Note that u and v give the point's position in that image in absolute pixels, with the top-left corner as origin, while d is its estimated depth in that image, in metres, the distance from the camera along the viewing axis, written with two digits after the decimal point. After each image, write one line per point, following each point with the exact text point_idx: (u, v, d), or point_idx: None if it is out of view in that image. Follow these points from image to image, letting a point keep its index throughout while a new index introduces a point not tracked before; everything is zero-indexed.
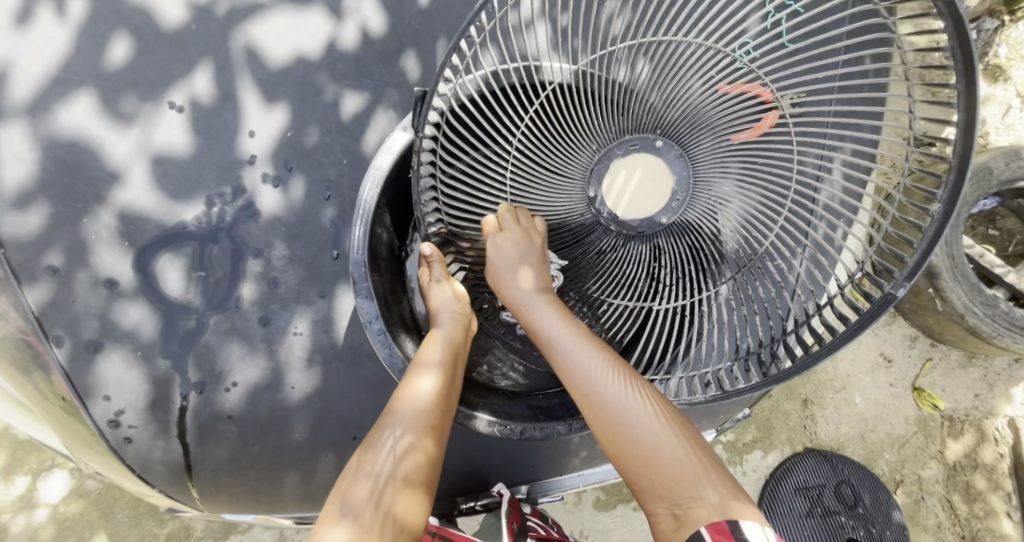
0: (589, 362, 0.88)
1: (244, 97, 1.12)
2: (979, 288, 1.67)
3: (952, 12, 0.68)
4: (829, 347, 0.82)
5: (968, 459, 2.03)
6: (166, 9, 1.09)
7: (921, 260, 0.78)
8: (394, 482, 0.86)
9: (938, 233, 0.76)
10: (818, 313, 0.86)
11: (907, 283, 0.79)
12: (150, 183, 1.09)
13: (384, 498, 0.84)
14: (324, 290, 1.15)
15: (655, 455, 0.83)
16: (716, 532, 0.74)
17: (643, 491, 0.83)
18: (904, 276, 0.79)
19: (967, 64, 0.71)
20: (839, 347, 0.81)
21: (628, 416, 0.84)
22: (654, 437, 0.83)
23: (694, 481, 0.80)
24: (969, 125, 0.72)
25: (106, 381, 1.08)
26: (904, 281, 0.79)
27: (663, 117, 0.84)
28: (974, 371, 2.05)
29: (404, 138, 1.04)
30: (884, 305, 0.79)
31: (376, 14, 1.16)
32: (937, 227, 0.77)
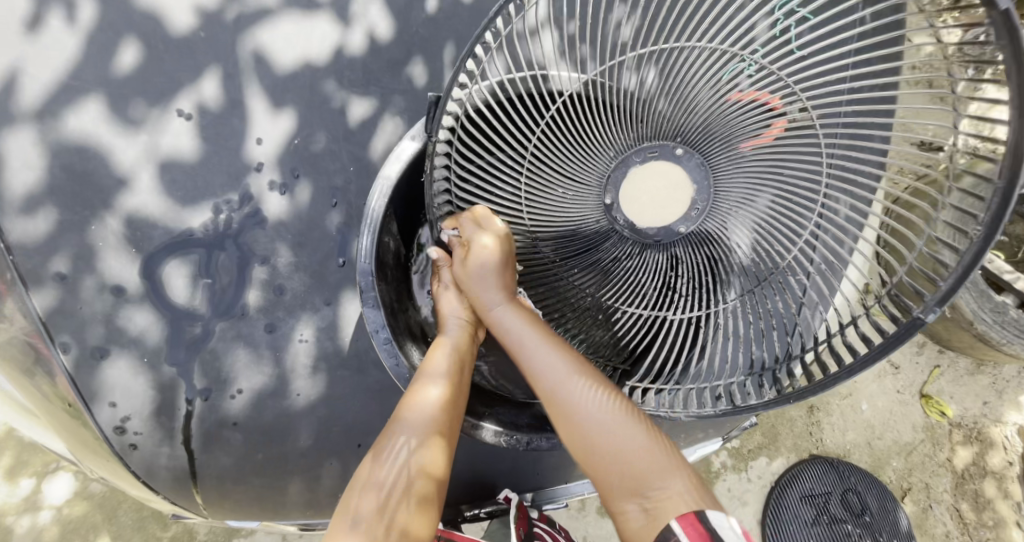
0: (553, 365, 0.88)
1: (252, 104, 1.10)
2: (988, 295, 1.62)
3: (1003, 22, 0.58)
4: (847, 370, 0.77)
5: (977, 467, 1.99)
6: (174, 15, 1.08)
7: (956, 286, 0.70)
8: (403, 497, 0.82)
9: (973, 261, 0.68)
10: (840, 332, 0.83)
11: (937, 309, 0.72)
12: (157, 190, 1.07)
13: (390, 510, 0.80)
14: (330, 298, 1.13)
15: (621, 454, 0.85)
16: (686, 523, 0.75)
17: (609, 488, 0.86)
18: (934, 300, 0.72)
19: (1020, 74, 0.60)
20: (857, 372, 0.76)
21: (590, 418, 0.86)
22: (617, 437, 0.85)
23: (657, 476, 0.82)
24: (1017, 146, 0.62)
25: (111, 387, 1.06)
26: (934, 305, 0.72)
27: (682, 125, 0.80)
28: (983, 378, 2.02)
29: (413, 146, 0.99)
30: (910, 330, 0.73)
31: (384, 20, 1.14)
32: (974, 253, 0.68)
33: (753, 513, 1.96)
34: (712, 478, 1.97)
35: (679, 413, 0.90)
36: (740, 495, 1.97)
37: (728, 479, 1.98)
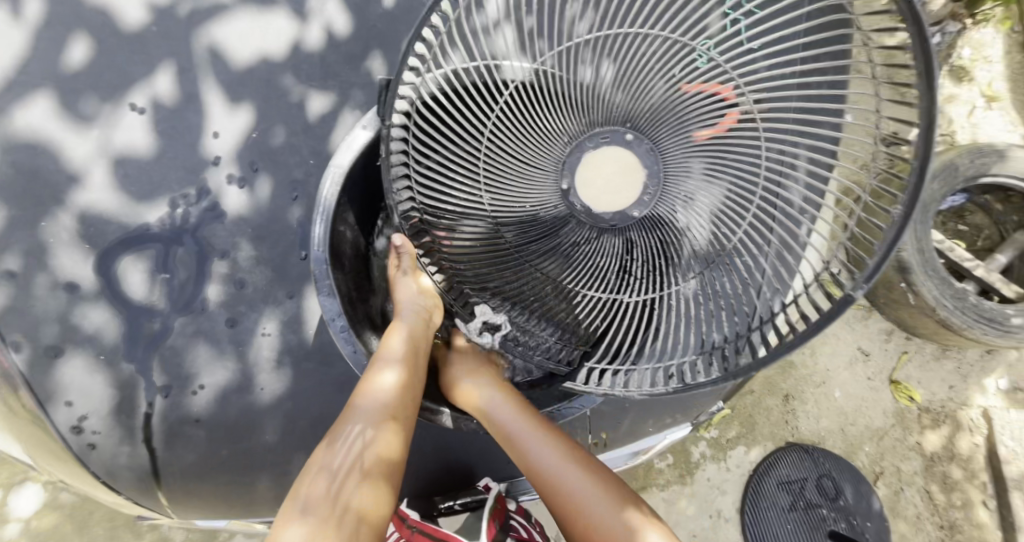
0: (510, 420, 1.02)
1: (208, 98, 1.10)
2: (948, 281, 1.68)
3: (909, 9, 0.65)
4: (788, 344, 0.80)
5: (945, 450, 2.05)
6: (126, 10, 1.07)
7: (881, 262, 0.75)
8: (353, 478, 0.82)
9: (898, 233, 0.73)
10: (784, 310, 0.86)
11: (866, 284, 0.76)
12: (112, 185, 1.06)
13: (342, 495, 0.80)
14: (293, 291, 1.13)
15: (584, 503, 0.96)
16: None
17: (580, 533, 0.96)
18: (863, 277, 0.76)
19: (926, 63, 0.68)
20: (796, 347, 0.80)
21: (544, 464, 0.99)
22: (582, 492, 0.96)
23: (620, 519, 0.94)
24: (929, 124, 0.69)
25: (68, 386, 1.05)
26: (863, 282, 0.76)
27: (632, 110, 0.83)
28: (948, 363, 2.07)
29: (365, 135, 1.00)
30: (842, 305, 0.77)
31: (341, 15, 1.15)
32: (897, 227, 0.73)
33: (732, 502, 2.00)
34: (691, 469, 2.00)
35: (632, 391, 0.91)
36: (719, 484, 2.01)
37: (707, 469, 2.01)
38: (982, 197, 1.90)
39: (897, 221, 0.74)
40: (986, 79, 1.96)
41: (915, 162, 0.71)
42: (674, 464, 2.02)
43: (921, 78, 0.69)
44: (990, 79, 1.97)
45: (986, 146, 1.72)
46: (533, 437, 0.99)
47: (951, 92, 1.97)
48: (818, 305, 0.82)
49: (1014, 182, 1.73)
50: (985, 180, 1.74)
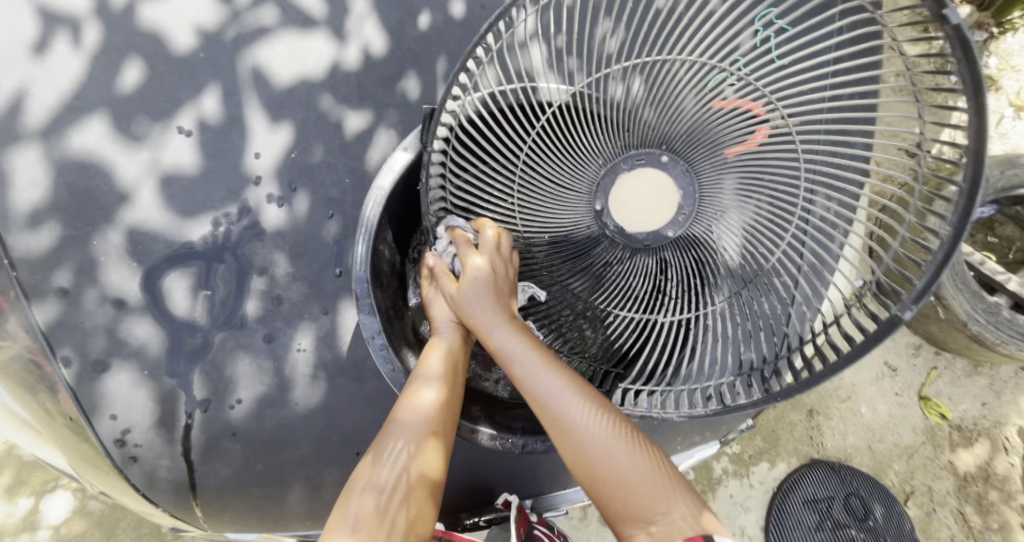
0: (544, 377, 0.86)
1: (251, 119, 1.13)
2: (980, 295, 1.62)
3: (959, 36, 0.61)
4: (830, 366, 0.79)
5: (980, 469, 1.96)
6: (175, 36, 1.11)
7: (929, 284, 0.73)
8: (398, 500, 0.83)
9: (946, 256, 0.70)
10: (824, 332, 0.84)
11: (913, 307, 0.74)
12: (158, 204, 1.10)
13: (390, 511, 0.82)
14: (327, 306, 1.15)
15: (626, 480, 0.82)
16: None
17: (617, 518, 0.83)
18: (911, 299, 0.75)
19: (977, 86, 0.63)
20: (839, 369, 0.78)
21: (585, 433, 0.84)
22: (631, 469, 0.83)
23: (666, 501, 0.81)
24: (979, 147, 0.66)
25: (113, 400, 1.07)
26: (910, 305, 0.74)
27: (667, 133, 0.83)
28: (980, 379, 1.99)
29: (406, 157, 1.02)
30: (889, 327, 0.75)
31: (378, 37, 1.17)
32: (944, 251, 0.71)
33: (757, 520, 1.96)
34: (714, 484, 1.97)
35: (670, 413, 0.89)
36: (742, 501, 1.97)
37: (730, 486, 1.98)
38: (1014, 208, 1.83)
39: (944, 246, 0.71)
40: (1017, 88, 1.90)
41: (964, 186, 0.68)
42: (696, 480, 1.99)
43: (969, 101, 0.65)
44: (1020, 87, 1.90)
45: (1019, 157, 1.68)
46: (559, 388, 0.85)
47: None
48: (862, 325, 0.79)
49: None
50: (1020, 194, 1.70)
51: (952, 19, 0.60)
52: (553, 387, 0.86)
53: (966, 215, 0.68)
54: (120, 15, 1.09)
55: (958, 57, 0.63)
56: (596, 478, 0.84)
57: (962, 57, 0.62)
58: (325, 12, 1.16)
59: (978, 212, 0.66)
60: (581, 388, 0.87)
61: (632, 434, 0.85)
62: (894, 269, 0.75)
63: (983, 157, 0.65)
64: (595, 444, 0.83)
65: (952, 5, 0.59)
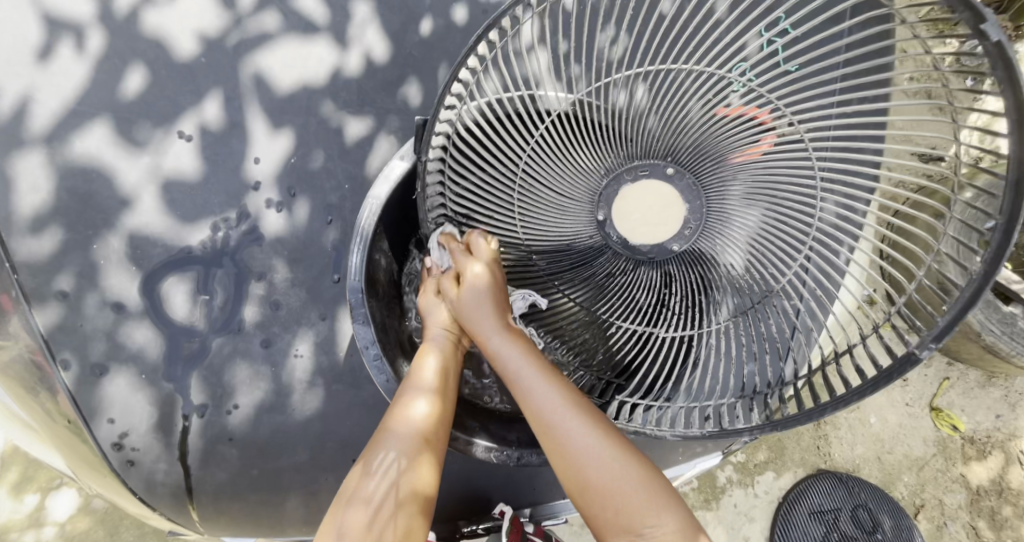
0: (543, 390, 0.85)
1: (252, 124, 1.13)
2: (994, 305, 1.57)
3: (1001, 55, 0.57)
4: (842, 398, 0.76)
5: (993, 483, 1.91)
6: (178, 41, 1.12)
7: (953, 322, 0.69)
8: (395, 514, 0.81)
9: (976, 293, 0.66)
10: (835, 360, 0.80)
11: (934, 346, 0.70)
12: (158, 209, 1.10)
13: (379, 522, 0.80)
14: (325, 312, 1.15)
15: (616, 492, 0.80)
16: None
17: (604, 530, 0.81)
18: (931, 337, 0.71)
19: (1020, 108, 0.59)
20: (850, 402, 0.75)
21: (579, 447, 0.82)
22: (622, 481, 0.80)
23: (656, 514, 0.78)
24: (1021, 178, 0.61)
25: (111, 403, 1.08)
26: (930, 342, 0.71)
27: (673, 144, 0.82)
28: (994, 391, 1.93)
29: (402, 166, 1.02)
30: (906, 364, 0.72)
31: (380, 43, 1.17)
32: (974, 288, 0.67)
33: (761, 531, 1.92)
34: (717, 493, 1.95)
35: (665, 431, 0.87)
36: (747, 511, 1.94)
37: (734, 495, 1.95)
38: None
39: (974, 281, 0.67)
40: None
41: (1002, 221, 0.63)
42: (699, 488, 1.97)
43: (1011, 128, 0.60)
44: None
45: None
46: (552, 397, 0.84)
47: None
48: (876, 358, 0.75)
49: None
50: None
51: (992, 36, 0.56)
52: (546, 396, 0.84)
53: (999, 253, 0.63)
54: (124, 21, 1.10)
55: (1001, 78, 0.59)
56: (586, 490, 0.82)
57: (1004, 76, 0.57)
58: (327, 18, 1.15)
59: (1011, 252, 0.61)
60: (575, 397, 0.85)
61: (624, 443, 0.83)
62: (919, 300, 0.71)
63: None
64: (587, 456, 0.81)
65: (991, 19, 0.56)
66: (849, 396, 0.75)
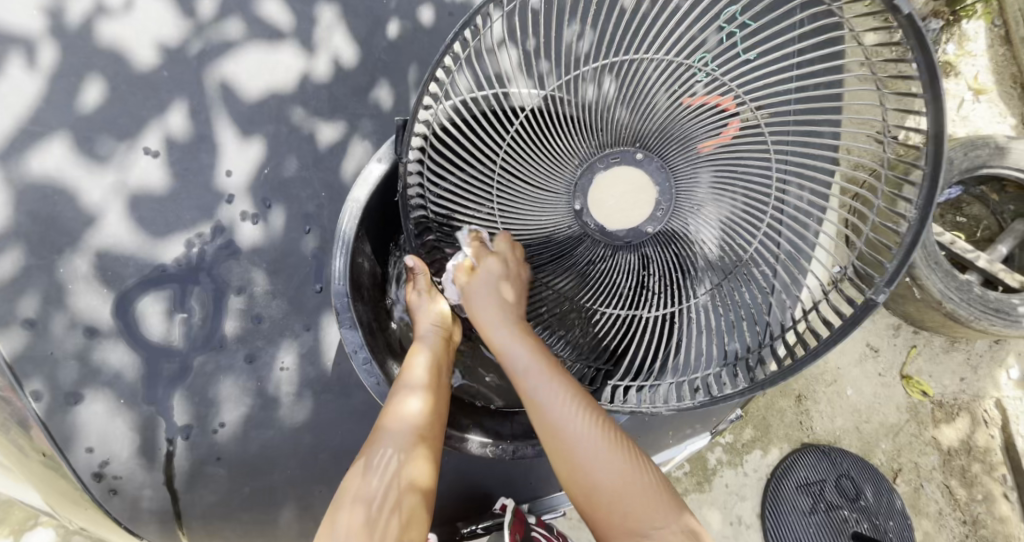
0: (544, 389, 0.84)
1: (220, 135, 1.11)
2: (953, 274, 1.64)
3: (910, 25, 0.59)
4: (813, 351, 0.78)
5: (963, 444, 2.01)
6: (137, 52, 1.08)
7: (899, 268, 0.71)
8: (393, 509, 0.80)
9: (915, 239, 0.70)
10: (805, 318, 0.84)
11: (887, 290, 0.72)
12: (128, 226, 1.07)
13: (380, 521, 0.79)
14: (309, 322, 1.13)
15: (625, 496, 0.79)
16: None
17: (607, 530, 0.80)
18: (884, 281, 0.72)
19: (931, 73, 0.62)
20: (821, 355, 0.77)
21: (580, 446, 0.82)
22: (626, 484, 0.80)
23: (662, 513, 0.78)
24: (938, 134, 0.64)
25: (89, 432, 1.04)
26: (884, 287, 0.72)
27: (640, 131, 0.83)
28: (958, 355, 2.03)
29: (380, 168, 1.01)
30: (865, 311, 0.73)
31: (347, 47, 1.16)
32: (914, 233, 0.70)
33: (753, 508, 1.96)
34: (709, 475, 1.96)
35: (658, 407, 0.89)
36: (738, 490, 1.97)
37: (725, 475, 1.97)
38: (978, 188, 1.87)
39: (914, 229, 0.70)
40: (976, 70, 1.93)
41: (927, 171, 0.67)
42: (690, 472, 1.98)
43: (925, 91, 0.64)
44: (976, 72, 1.92)
45: (981, 139, 1.68)
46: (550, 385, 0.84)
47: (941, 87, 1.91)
48: (839, 310, 0.79)
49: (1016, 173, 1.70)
50: (995, 170, 1.70)
51: (904, 11, 0.58)
52: (558, 399, 0.84)
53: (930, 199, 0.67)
54: (76, 34, 1.06)
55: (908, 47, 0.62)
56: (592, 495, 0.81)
57: (915, 46, 0.60)
58: (291, 23, 1.14)
59: (941, 198, 0.65)
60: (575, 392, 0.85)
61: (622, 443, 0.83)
62: (870, 250, 0.73)
63: (941, 144, 0.64)
64: (591, 461, 0.81)
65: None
66: (816, 350, 0.77)
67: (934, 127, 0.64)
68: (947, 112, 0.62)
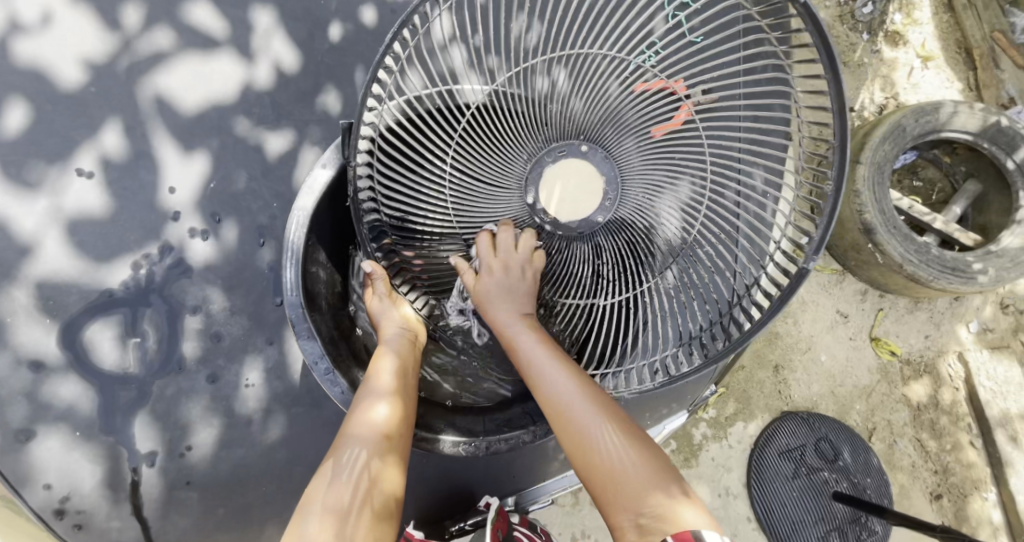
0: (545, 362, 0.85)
1: (161, 151, 1.07)
2: (910, 237, 1.69)
3: (807, 13, 0.67)
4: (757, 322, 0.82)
5: (930, 398, 2.09)
6: (60, 70, 1.04)
7: (825, 232, 0.76)
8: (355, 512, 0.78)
9: (833, 208, 0.75)
10: (750, 293, 0.85)
11: (816, 256, 0.76)
12: (67, 253, 1.03)
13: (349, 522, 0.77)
14: (272, 336, 1.11)
15: (633, 476, 0.77)
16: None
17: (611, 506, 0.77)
18: (812, 249, 0.77)
19: (831, 57, 0.69)
20: (765, 323, 0.81)
21: (580, 419, 0.81)
22: (620, 458, 0.79)
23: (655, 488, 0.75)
24: (840, 107, 0.71)
25: (46, 469, 1.00)
26: (813, 254, 0.76)
27: (587, 122, 0.82)
28: (921, 313, 2.11)
29: (326, 174, 1.00)
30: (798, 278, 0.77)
31: (288, 51, 1.13)
32: (832, 202, 0.76)
33: (738, 479, 1.99)
34: (695, 451, 1.98)
35: (621, 391, 0.95)
36: (724, 462, 2.00)
37: (710, 449, 2.00)
38: (932, 151, 1.93)
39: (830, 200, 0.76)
40: (923, 37, 1.97)
41: (837, 141, 0.73)
42: (677, 449, 2.00)
43: (827, 71, 0.71)
44: (923, 40, 1.97)
45: (930, 104, 1.72)
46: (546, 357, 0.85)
47: (891, 57, 1.95)
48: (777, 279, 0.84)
49: (963, 136, 1.76)
50: (945, 134, 1.76)
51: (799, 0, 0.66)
52: (559, 377, 0.83)
53: (840, 169, 0.74)
54: None
55: (809, 33, 0.70)
56: (597, 473, 0.79)
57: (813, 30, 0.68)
58: (225, 30, 1.10)
59: (847, 167, 0.72)
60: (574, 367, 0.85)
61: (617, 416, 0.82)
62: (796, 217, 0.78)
63: (846, 117, 0.70)
64: (592, 433, 0.80)
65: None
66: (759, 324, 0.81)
67: (838, 103, 0.71)
68: (847, 88, 0.69)
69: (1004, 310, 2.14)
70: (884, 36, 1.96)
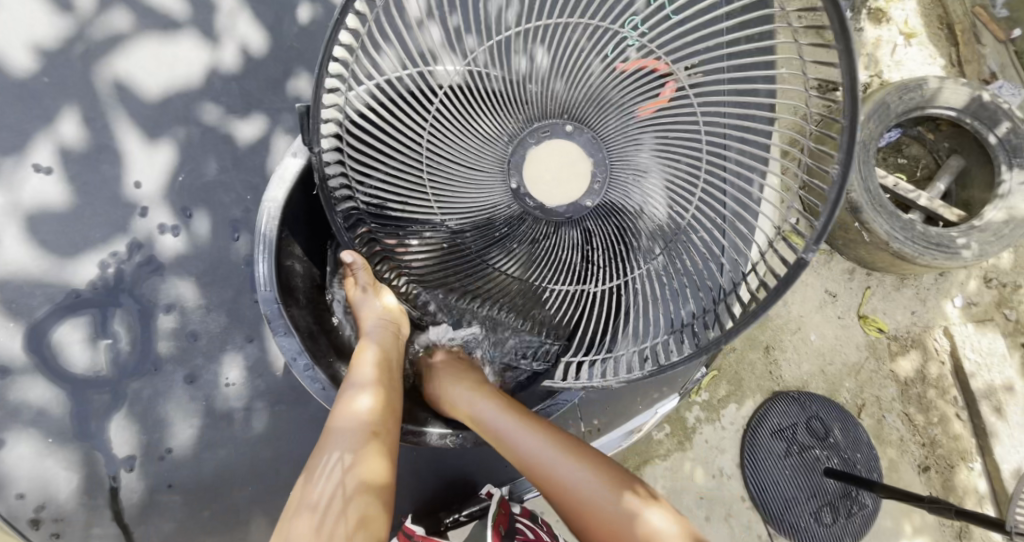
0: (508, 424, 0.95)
1: (124, 142, 1.03)
2: (893, 214, 1.68)
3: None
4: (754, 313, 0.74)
5: (917, 373, 2.11)
6: (12, 60, 0.99)
7: (829, 221, 0.66)
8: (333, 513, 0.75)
9: (840, 193, 0.64)
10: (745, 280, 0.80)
11: (816, 248, 0.68)
12: (29, 251, 0.99)
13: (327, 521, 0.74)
14: (251, 333, 1.07)
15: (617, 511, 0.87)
16: None
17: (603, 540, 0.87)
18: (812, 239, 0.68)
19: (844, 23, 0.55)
20: (760, 313, 0.72)
21: (557, 469, 0.91)
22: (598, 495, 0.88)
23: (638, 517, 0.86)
24: (854, 84, 0.58)
25: (18, 477, 0.97)
26: (813, 247, 0.68)
27: (569, 101, 0.79)
28: (908, 290, 2.12)
29: (297, 163, 0.97)
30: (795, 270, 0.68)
31: (254, 33, 1.09)
32: (838, 189, 0.65)
33: (732, 460, 1.99)
34: (688, 433, 1.98)
35: (608, 380, 0.86)
36: (718, 444, 2.00)
37: (703, 431, 2.00)
38: (915, 128, 1.94)
39: (836, 187, 0.65)
40: (905, 14, 1.96)
41: (845, 123, 0.61)
42: (671, 432, 2.00)
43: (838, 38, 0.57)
44: (906, 17, 1.96)
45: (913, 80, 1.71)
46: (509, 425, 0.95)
47: (874, 35, 1.94)
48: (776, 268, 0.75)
49: (947, 111, 1.75)
50: (930, 110, 1.75)
51: None
52: (528, 441, 0.93)
53: (850, 152, 0.62)
54: None
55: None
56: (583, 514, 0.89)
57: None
58: (186, 12, 1.06)
59: (859, 151, 0.60)
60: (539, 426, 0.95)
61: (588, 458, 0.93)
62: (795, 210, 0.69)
63: (858, 93, 0.58)
64: (568, 480, 0.90)
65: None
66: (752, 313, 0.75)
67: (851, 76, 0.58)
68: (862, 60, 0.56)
69: (987, 285, 2.15)
70: (866, 13, 1.94)
